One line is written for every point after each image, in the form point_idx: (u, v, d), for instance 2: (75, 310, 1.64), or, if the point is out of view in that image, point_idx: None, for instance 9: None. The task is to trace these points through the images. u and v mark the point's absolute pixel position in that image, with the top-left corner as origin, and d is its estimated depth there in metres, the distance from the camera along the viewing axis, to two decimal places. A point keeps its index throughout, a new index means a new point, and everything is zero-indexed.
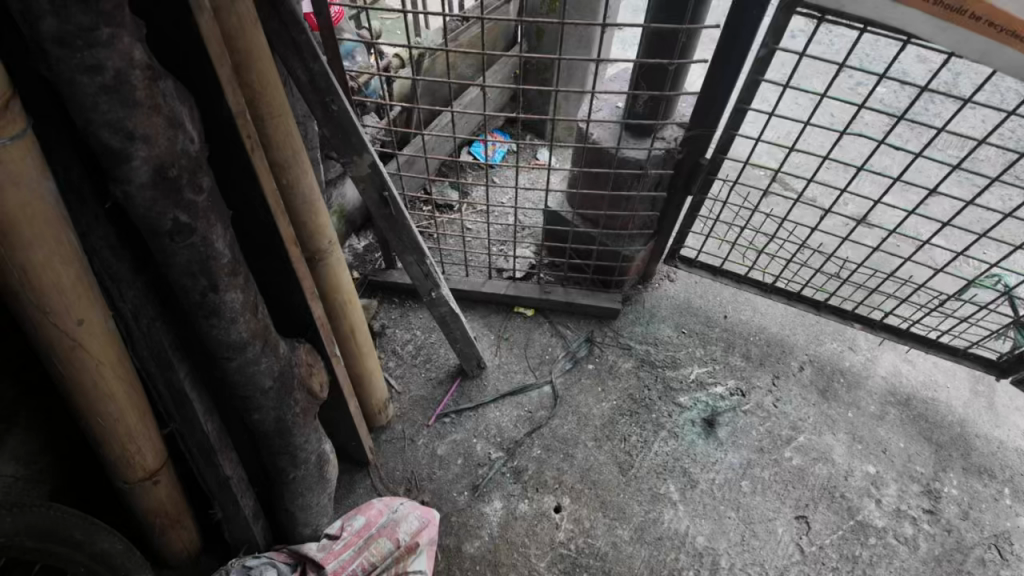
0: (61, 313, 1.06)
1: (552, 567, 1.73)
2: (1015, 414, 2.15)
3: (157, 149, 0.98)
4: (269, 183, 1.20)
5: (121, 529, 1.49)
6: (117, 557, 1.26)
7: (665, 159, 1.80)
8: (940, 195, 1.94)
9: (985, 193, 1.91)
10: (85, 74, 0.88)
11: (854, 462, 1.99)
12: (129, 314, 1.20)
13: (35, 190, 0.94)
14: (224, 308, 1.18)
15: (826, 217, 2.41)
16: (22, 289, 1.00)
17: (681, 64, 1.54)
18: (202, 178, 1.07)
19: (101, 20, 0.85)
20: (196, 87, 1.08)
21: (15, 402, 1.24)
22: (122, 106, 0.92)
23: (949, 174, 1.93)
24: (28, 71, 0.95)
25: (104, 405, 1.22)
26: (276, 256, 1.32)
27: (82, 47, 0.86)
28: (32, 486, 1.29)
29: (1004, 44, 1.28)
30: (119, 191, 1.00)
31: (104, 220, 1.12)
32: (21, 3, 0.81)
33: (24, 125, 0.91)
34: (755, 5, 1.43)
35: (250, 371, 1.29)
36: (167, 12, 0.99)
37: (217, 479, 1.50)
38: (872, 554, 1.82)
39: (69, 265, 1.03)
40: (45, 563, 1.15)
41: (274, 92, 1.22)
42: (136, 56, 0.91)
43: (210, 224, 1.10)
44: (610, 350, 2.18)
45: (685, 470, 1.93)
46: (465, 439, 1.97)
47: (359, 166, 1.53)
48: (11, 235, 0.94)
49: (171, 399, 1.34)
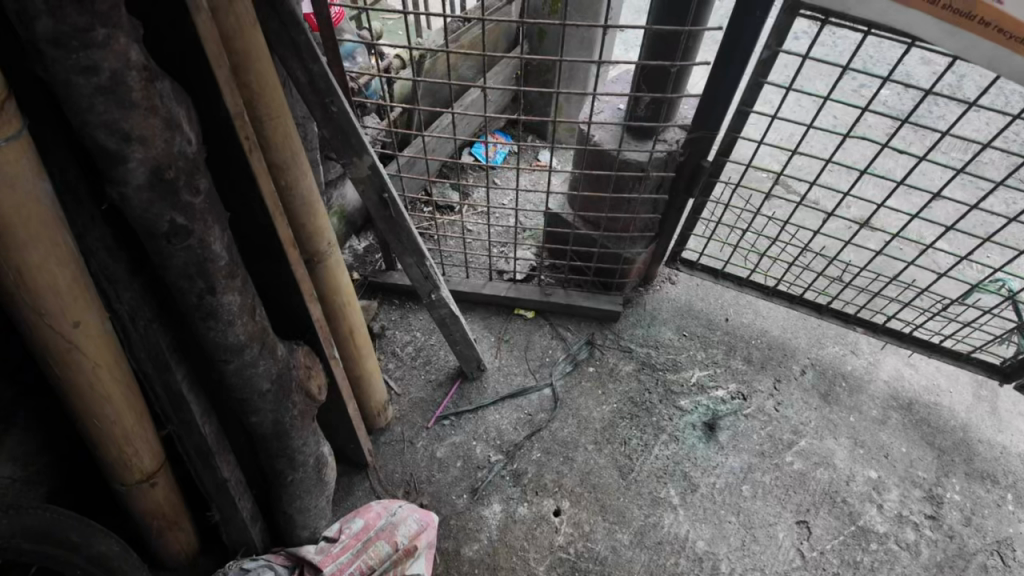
0: (56, 314, 1.05)
1: (551, 571, 1.72)
2: (1018, 419, 2.13)
3: (153, 151, 0.97)
4: (267, 184, 1.19)
5: (118, 530, 1.48)
6: (114, 559, 1.26)
7: (667, 161, 1.76)
8: (944, 199, 1.93)
9: (990, 197, 1.89)
10: (80, 75, 0.87)
11: (855, 467, 1.97)
12: (126, 315, 1.19)
13: (31, 191, 0.93)
14: (222, 310, 1.18)
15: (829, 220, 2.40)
16: (17, 290, 0.99)
17: (683, 67, 1.53)
18: (200, 180, 1.07)
19: (97, 20, 0.85)
20: (194, 88, 1.07)
21: (12, 404, 1.24)
22: (119, 107, 0.92)
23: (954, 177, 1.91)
24: (24, 71, 0.95)
25: (101, 407, 1.21)
26: (274, 257, 1.31)
27: (78, 48, 0.85)
28: (29, 488, 1.28)
29: (1010, 49, 1.27)
30: (115, 193, 1.00)
31: (101, 221, 1.11)
32: (17, 4, 0.80)
33: (19, 125, 0.90)
34: (759, 7, 1.42)
35: (248, 373, 1.29)
36: (165, 13, 0.98)
37: (214, 481, 1.49)
38: (874, 560, 1.80)
39: (64, 267, 1.03)
40: (41, 566, 1.15)
41: (273, 93, 1.21)
42: (133, 57, 0.91)
43: (207, 226, 1.09)
44: (611, 353, 2.16)
45: (685, 475, 1.92)
46: (464, 441, 1.96)
47: (359, 168, 1.52)
48: (6, 236, 0.93)
49: (169, 401, 1.33)
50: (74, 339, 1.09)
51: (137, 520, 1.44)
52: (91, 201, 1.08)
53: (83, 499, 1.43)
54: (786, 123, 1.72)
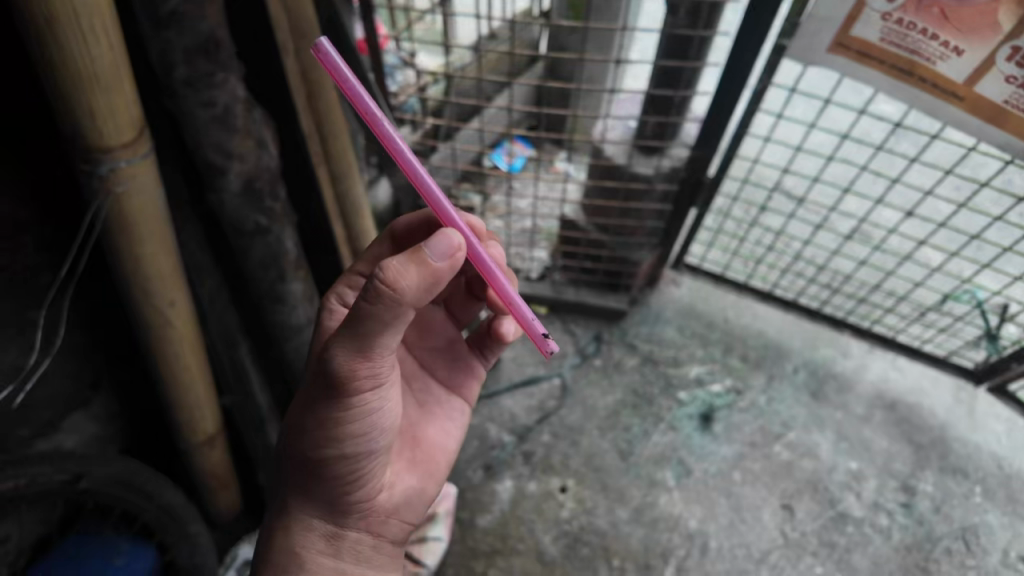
0: (157, 293, 1.24)
1: (555, 541, 1.94)
2: (993, 420, 2.16)
3: (247, 165, 1.21)
4: (327, 190, 1.43)
5: (180, 487, 1.72)
6: (178, 508, 1.56)
7: (671, 175, 1.92)
8: (946, 236, 1.87)
9: (995, 257, 1.79)
10: (202, 108, 1.11)
11: (838, 459, 2.09)
12: (207, 298, 1.40)
13: (152, 198, 1.15)
14: (288, 295, 1.42)
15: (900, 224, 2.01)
16: (135, 277, 1.21)
17: (686, 96, 1.68)
18: (280, 188, 1.31)
19: (217, 67, 1.10)
20: (277, 111, 1.29)
21: (103, 372, 1.49)
22: (227, 131, 1.15)
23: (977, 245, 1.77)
24: (156, 106, 1.18)
25: (180, 376, 1.39)
26: (325, 251, 1.54)
27: (203, 88, 1.10)
28: (106, 443, 1.56)
29: (946, 100, 1.37)
30: (214, 199, 1.23)
31: (194, 221, 1.33)
32: (160, 55, 1.05)
33: (148, 147, 1.12)
34: (748, 48, 1.49)
35: (304, 351, 1.53)
36: (254, 37, 1.19)
37: (263, 446, 1.68)
38: (849, 541, 1.94)
39: (174, 286, 1.26)
40: (124, 508, 1.48)
41: (335, 109, 1.39)
42: (238, 93, 1.15)
43: (282, 226, 1.33)
44: (616, 347, 2.35)
45: (680, 460, 2.09)
46: (480, 424, 2.19)
47: (398, 177, 1.69)
48: (133, 234, 1.16)
49: (234, 373, 1.54)
50: (170, 314, 1.29)
51: (201, 488, 1.68)
52: (20, 206, 1.17)
53: (138, 447, 1.66)
54: (806, 150, 1.76)
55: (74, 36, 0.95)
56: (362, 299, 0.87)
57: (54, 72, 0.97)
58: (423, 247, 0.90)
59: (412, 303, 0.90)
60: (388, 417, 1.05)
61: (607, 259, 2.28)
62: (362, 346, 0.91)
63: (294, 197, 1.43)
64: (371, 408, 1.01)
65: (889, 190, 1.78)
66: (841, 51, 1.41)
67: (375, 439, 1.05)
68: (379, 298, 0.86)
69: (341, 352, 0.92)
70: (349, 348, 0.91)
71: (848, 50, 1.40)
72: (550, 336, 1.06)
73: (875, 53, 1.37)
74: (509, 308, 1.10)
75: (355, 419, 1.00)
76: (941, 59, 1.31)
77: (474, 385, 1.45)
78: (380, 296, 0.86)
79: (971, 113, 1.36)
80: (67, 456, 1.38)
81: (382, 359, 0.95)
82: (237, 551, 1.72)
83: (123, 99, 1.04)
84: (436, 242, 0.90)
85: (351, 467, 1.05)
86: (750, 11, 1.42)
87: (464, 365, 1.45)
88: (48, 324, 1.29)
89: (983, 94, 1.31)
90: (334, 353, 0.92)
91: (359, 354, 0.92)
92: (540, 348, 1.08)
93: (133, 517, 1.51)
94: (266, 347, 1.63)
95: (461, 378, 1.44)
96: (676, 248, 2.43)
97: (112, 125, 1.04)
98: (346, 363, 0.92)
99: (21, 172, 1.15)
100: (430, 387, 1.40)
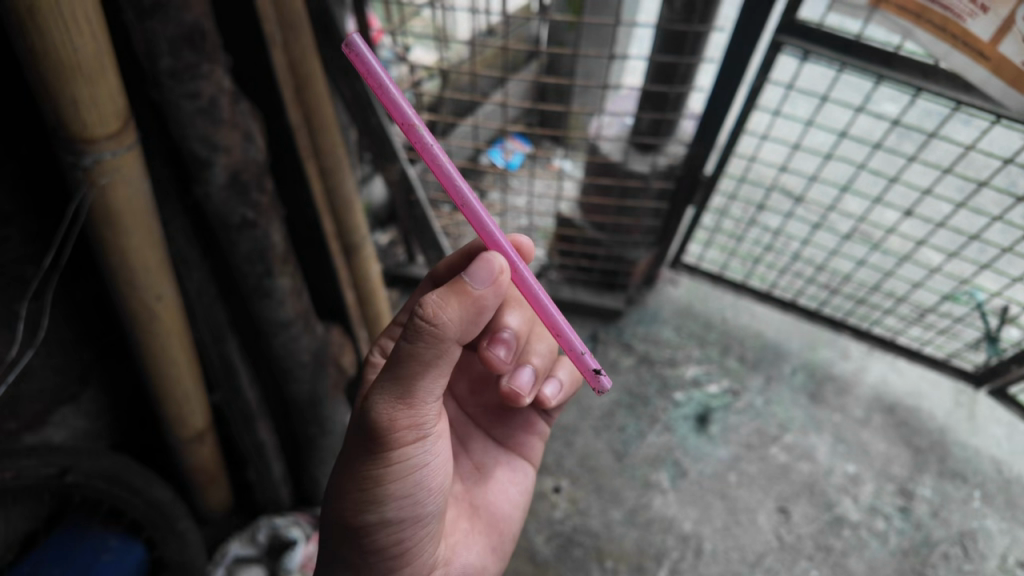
0: (143, 287, 1.23)
1: (548, 542, 1.92)
2: (995, 425, 2.14)
3: (233, 158, 1.20)
4: (317, 184, 1.43)
5: (172, 484, 1.70)
6: (166, 505, 1.55)
7: (667, 173, 1.91)
8: (949, 233, 1.83)
9: (1001, 259, 1.74)
10: (187, 100, 1.10)
11: (835, 462, 2.06)
12: (195, 292, 1.38)
13: (137, 190, 1.14)
14: (275, 291, 1.41)
15: (904, 222, 1.96)
16: (121, 269, 1.20)
17: (681, 92, 1.66)
18: (267, 180, 1.30)
19: (203, 58, 1.09)
20: (264, 102, 1.28)
21: (92, 366, 1.48)
22: (212, 123, 1.14)
23: (973, 242, 1.73)
24: (142, 99, 1.18)
25: (166, 370, 1.37)
26: (316, 246, 1.53)
27: (188, 79, 1.08)
28: (94, 438, 1.55)
29: (971, 57, 1.21)
30: (200, 193, 1.22)
31: (182, 214, 1.31)
32: (145, 46, 1.04)
33: (133, 139, 1.11)
34: (745, 42, 1.46)
35: (292, 346, 1.51)
36: (242, 28, 1.18)
37: (254, 445, 1.66)
38: (845, 545, 1.92)
39: (160, 280, 1.25)
40: (111, 504, 1.46)
41: (323, 104, 1.40)
42: (224, 84, 1.14)
43: (269, 220, 1.33)
44: (612, 346, 2.33)
45: (675, 462, 2.07)
46: None
47: (390, 171, 1.66)
48: (116, 227, 1.14)
49: (222, 369, 1.52)
50: (154, 307, 1.27)
51: (189, 485, 1.67)
52: (7, 199, 1.16)
53: (127, 442, 1.65)
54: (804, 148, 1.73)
55: (54, 24, 0.93)
56: (402, 336, 0.82)
57: (34, 62, 0.95)
58: (465, 276, 0.85)
59: (456, 338, 0.84)
60: (434, 472, 0.96)
61: (603, 257, 2.26)
62: (403, 390, 0.84)
63: (282, 188, 1.42)
64: (415, 460, 0.91)
65: (890, 189, 1.76)
66: (892, 7, 1.28)
67: (421, 497, 0.95)
68: (422, 335, 0.81)
69: (381, 396, 0.84)
70: (389, 393, 0.84)
71: (891, 4, 1.28)
72: (608, 369, 0.96)
73: (914, 8, 1.24)
74: (562, 341, 0.99)
75: (399, 476, 0.90)
76: (968, 16, 1.16)
77: (535, 443, 1.30)
78: (422, 333, 0.81)
79: (995, 75, 1.20)
80: (55, 449, 1.36)
81: (424, 407, 0.87)
82: (230, 550, 1.71)
83: (109, 88, 1.03)
84: (479, 269, 0.85)
85: (402, 529, 0.94)
86: (746, 7, 1.39)
87: (525, 420, 1.29)
88: (29, 319, 1.28)
89: (1008, 55, 1.15)
90: (375, 401, 0.84)
91: (402, 400, 0.84)
92: (594, 384, 0.98)
93: (120, 513, 1.50)
94: (254, 341, 1.61)
95: (519, 434, 1.28)
96: (674, 247, 2.41)
97: (93, 116, 1.02)
98: (385, 410, 0.84)
99: (8, 163, 1.15)
100: (471, 437, 1.25)
